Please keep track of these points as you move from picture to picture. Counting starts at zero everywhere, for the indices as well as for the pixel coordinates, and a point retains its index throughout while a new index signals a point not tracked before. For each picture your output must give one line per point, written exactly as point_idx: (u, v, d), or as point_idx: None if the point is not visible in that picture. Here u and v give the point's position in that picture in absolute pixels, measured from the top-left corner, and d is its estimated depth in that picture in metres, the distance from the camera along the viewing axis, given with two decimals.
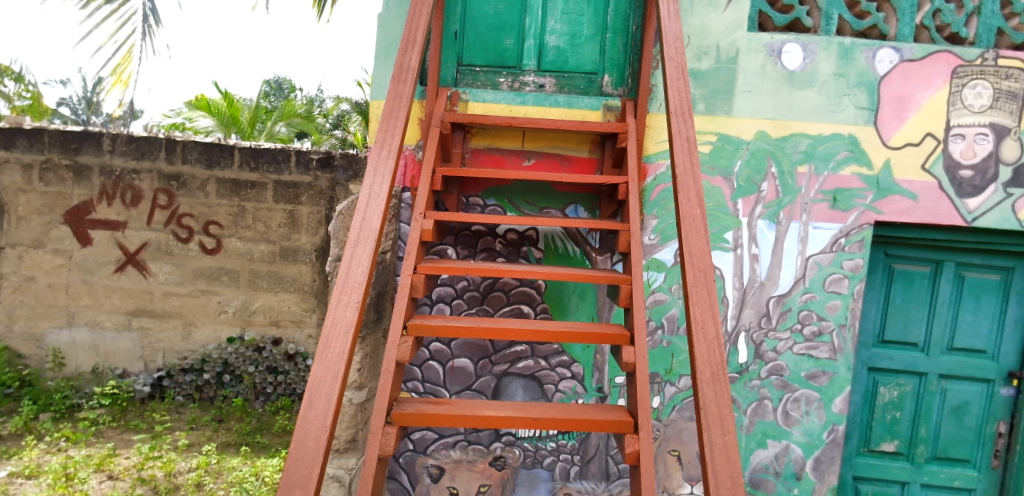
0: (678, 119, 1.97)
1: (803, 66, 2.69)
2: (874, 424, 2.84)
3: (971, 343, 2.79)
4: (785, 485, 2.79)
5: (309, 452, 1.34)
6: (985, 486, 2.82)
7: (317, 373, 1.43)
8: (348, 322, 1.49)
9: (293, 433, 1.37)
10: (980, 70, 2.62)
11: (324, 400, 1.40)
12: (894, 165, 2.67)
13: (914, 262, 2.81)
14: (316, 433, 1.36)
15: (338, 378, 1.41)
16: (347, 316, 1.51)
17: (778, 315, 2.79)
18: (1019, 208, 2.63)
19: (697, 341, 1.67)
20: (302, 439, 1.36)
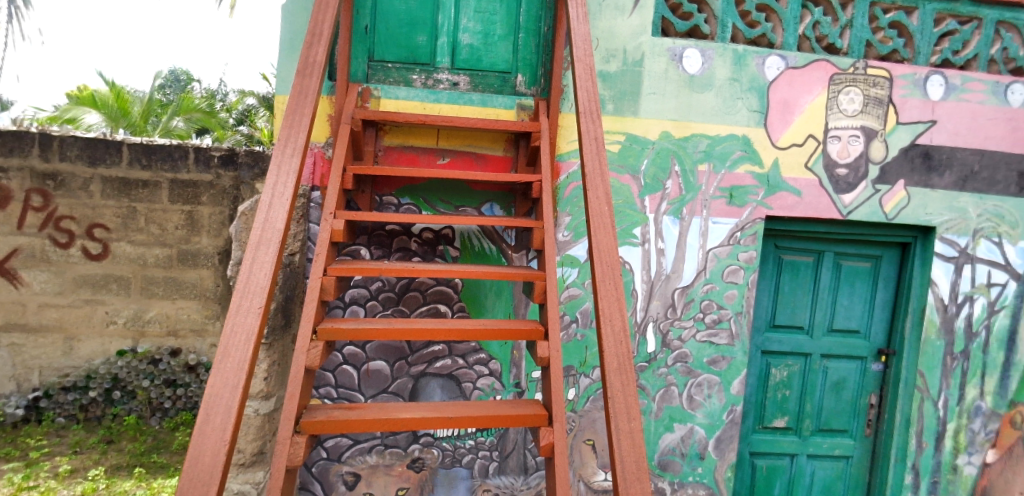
0: (587, 118, 2.02)
1: (702, 71, 2.85)
2: (767, 402, 3.07)
3: (847, 325, 3.08)
4: (690, 465, 2.97)
5: (206, 469, 1.25)
6: (860, 452, 3.13)
7: (214, 385, 1.33)
8: (249, 329, 1.39)
9: (187, 450, 1.27)
10: (852, 79, 2.89)
11: (223, 412, 1.30)
12: (782, 163, 2.89)
13: (799, 253, 3.06)
14: (213, 448, 1.27)
15: (237, 389, 1.32)
16: (247, 323, 1.40)
17: (683, 306, 2.94)
18: (885, 202, 2.92)
19: (605, 333, 1.73)
20: (197, 456, 1.27)
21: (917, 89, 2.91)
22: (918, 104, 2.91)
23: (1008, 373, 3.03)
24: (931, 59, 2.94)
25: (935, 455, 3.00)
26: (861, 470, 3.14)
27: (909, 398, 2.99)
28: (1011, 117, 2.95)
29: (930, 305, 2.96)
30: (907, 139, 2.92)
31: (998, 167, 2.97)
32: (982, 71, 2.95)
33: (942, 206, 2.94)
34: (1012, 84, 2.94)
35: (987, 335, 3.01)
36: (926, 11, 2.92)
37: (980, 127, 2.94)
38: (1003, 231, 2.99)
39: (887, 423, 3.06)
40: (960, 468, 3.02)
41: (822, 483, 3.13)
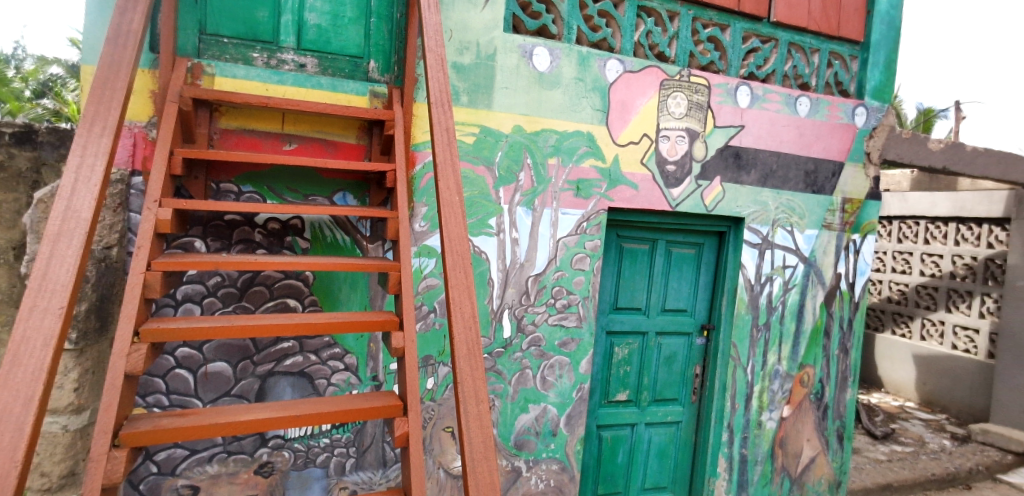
0: (438, 108, 1.97)
1: (550, 69, 3.00)
2: (611, 378, 3.36)
3: (677, 305, 3.45)
4: (543, 442, 3.15)
5: None
6: (688, 417, 3.54)
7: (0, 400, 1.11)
8: (48, 333, 1.19)
9: None
10: (678, 85, 3.23)
11: (14, 429, 1.10)
12: (621, 159, 3.16)
13: (637, 241, 3.36)
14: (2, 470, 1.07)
15: (34, 401, 1.12)
16: (45, 326, 1.20)
17: (536, 292, 3.09)
18: (705, 196, 3.32)
19: (455, 320, 1.70)
20: None
21: (729, 97, 3.33)
22: (730, 110, 3.34)
23: (798, 340, 3.62)
24: (740, 71, 3.39)
25: (745, 413, 3.50)
26: (689, 433, 3.55)
27: (725, 366, 3.44)
28: (799, 125, 3.50)
29: (741, 286, 3.43)
30: (722, 141, 3.33)
31: (790, 166, 3.51)
32: (778, 85, 3.46)
33: (749, 199, 3.42)
34: (801, 97, 3.48)
35: (783, 309, 3.56)
36: (736, 29, 3.35)
37: (777, 132, 3.45)
38: (794, 221, 3.55)
39: (709, 389, 3.51)
40: (764, 423, 3.56)
41: (658, 447, 3.49)
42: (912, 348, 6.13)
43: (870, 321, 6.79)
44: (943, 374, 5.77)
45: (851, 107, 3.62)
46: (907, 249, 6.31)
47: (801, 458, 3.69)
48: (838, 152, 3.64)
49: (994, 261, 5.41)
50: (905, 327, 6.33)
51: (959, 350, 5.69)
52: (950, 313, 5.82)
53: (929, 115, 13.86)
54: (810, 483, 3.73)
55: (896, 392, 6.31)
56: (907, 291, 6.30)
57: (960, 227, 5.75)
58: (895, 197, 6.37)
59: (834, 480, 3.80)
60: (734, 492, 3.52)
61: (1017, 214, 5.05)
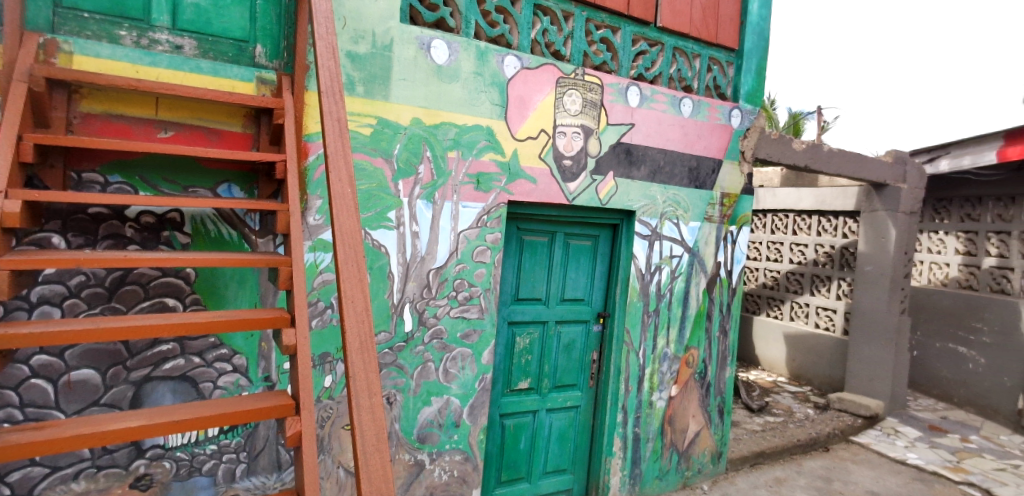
0: (328, 98, 1.79)
1: (448, 62, 3.00)
2: (513, 368, 3.44)
3: (575, 294, 3.60)
4: (446, 434, 3.17)
5: None
6: (586, 401, 3.71)
7: None
8: None
9: None
10: (574, 83, 3.35)
11: None
12: (520, 154, 3.23)
13: (536, 234, 3.46)
14: None
15: None
16: None
17: (437, 285, 3.09)
18: (600, 190, 3.48)
19: (346, 313, 1.55)
20: None
21: (620, 96, 3.51)
22: (622, 109, 3.52)
23: (684, 324, 3.91)
24: (630, 72, 3.57)
25: (637, 395, 3.73)
26: (587, 416, 3.72)
27: (619, 352, 3.64)
28: (683, 125, 3.76)
29: (633, 275, 3.64)
30: (615, 138, 3.51)
31: (676, 163, 3.76)
32: (665, 86, 3.69)
33: (640, 194, 3.62)
34: (684, 99, 3.73)
35: (670, 296, 3.82)
36: (626, 32, 3.52)
37: (664, 131, 3.68)
38: (680, 214, 3.82)
39: (604, 374, 3.70)
40: (654, 403, 3.81)
41: (558, 432, 3.63)
42: (783, 328, 6.80)
43: (749, 305, 7.44)
44: (807, 350, 6.45)
45: (728, 109, 3.94)
46: (779, 239, 6.98)
47: (687, 433, 4.00)
48: (717, 150, 3.95)
49: (848, 250, 6.13)
50: (777, 310, 7.00)
51: (820, 328, 6.39)
52: (813, 296, 6.51)
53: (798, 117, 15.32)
54: (695, 455, 4.06)
55: (770, 368, 6.97)
56: (779, 276, 6.96)
57: (821, 219, 6.44)
58: (769, 192, 7.01)
59: (715, 451, 4.16)
60: (628, 469, 3.74)
61: (866, 207, 5.74)
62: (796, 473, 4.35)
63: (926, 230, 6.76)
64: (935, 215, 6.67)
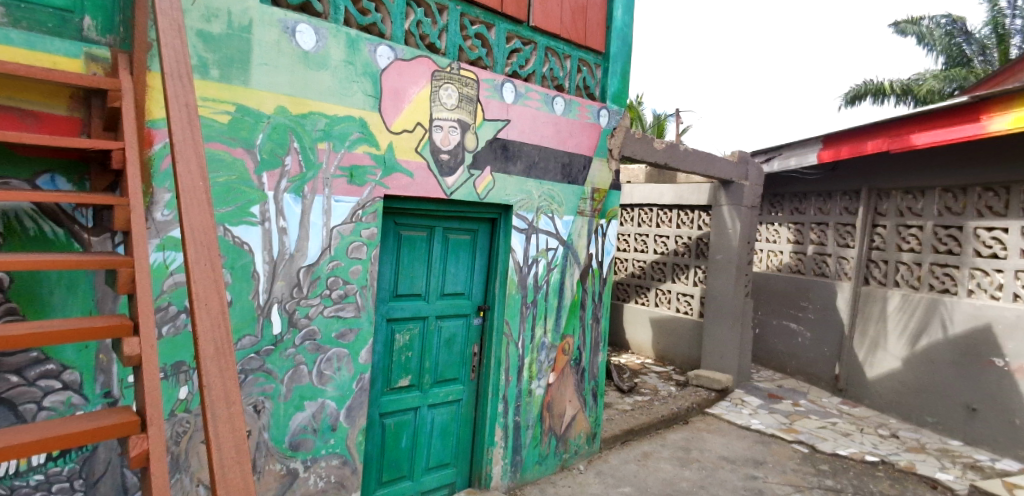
0: (175, 82, 1.47)
1: (315, 48, 2.85)
2: (392, 366, 3.38)
3: (454, 289, 3.61)
4: (322, 439, 3.03)
5: None
6: (468, 394, 3.75)
7: None
8: None
9: None
10: (449, 76, 3.34)
11: None
12: (396, 147, 3.16)
13: (415, 229, 3.42)
14: None
15: None
16: None
17: (308, 284, 2.93)
18: (477, 184, 3.52)
19: (199, 318, 1.26)
20: None
21: (496, 92, 3.56)
22: (497, 105, 3.58)
23: (559, 313, 4.08)
24: (504, 69, 3.64)
25: (517, 384, 3.84)
26: (468, 409, 3.76)
27: (500, 344, 3.72)
28: (556, 122, 3.91)
29: (511, 268, 3.73)
30: (491, 134, 3.56)
31: (549, 159, 3.91)
32: (538, 84, 3.81)
33: (516, 189, 3.72)
34: (556, 97, 3.89)
35: (547, 287, 3.98)
36: (500, 29, 3.58)
37: (538, 128, 3.81)
38: (554, 208, 3.98)
39: (485, 366, 3.76)
40: (533, 391, 3.94)
41: (440, 427, 3.63)
42: (649, 313, 7.36)
43: (619, 293, 7.94)
44: (670, 333, 7.04)
45: (596, 109, 4.17)
46: (645, 231, 7.53)
47: (564, 417, 4.19)
48: (587, 148, 4.17)
49: (702, 240, 6.77)
50: (644, 297, 7.55)
51: (680, 312, 7.00)
52: (674, 283, 7.12)
53: (660, 118, 16.50)
54: (572, 438, 4.27)
55: (638, 352, 7.51)
56: (645, 266, 7.52)
57: (680, 213, 7.06)
58: (637, 188, 7.53)
59: (590, 432, 4.41)
60: (509, 457, 3.83)
61: (714, 202, 6.40)
62: (660, 446, 4.75)
63: (765, 222, 7.68)
64: (771, 209, 7.60)
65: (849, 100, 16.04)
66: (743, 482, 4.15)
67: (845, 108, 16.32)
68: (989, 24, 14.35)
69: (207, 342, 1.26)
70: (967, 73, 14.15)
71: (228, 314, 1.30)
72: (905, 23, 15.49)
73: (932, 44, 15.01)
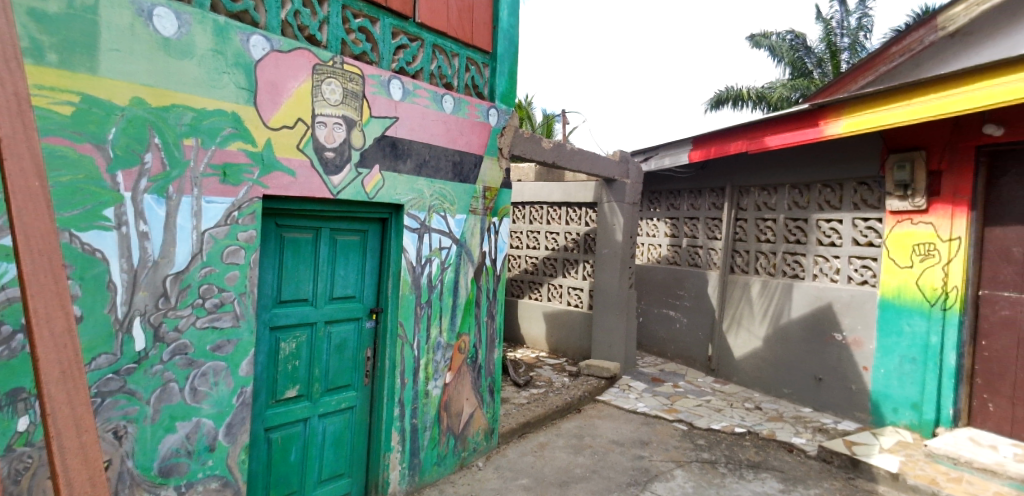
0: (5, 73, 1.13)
1: (177, 35, 2.59)
2: (278, 376, 3.18)
3: (344, 292, 3.48)
4: (198, 461, 2.78)
5: None
6: (361, 400, 3.64)
7: None
8: None
9: None
10: (331, 71, 3.20)
11: None
12: (275, 144, 2.97)
13: (299, 231, 3.24)
14: None
15: None
16: None
17: (177, 293, 2.67)
18: (365, 183, 3.41)
19: (39, 338, 1.02)
20: None
21: (382, 89, 3.47)
22: (384, 102, 3.49)
23: (454, 312, 4.08)
24: (391, 65, 3.56)
25: (413, 386, 3.78)
26: (362, 415, 3.65)
27: (394, 346, 3.65)
28: (446, 121, 3.90)
29: (404, 268, 3.66)
30: (379, 131, 3.46)
31: (440, 157, 3.88)
32: (426, 82, 3.77)
33: (407, 188, 3.66)
34: (445, 95, 3.87)
35: (441, 286, 3.95)
36: (385, 24, 3.48)
37: (427, 126, 3.77)
38: (446, 207, 3.96)
39: (380, 370, 3.67)
40: (430, 392, 3.90)
41: (332, 436, 3.48)
42: (542, 308, 7.58)
43: (513, 289, 8.09)
44: (562, 326, 7.30)
45: (485, 108, 4.22)
46: (536, 228, 7.74)
47: (461, 416, 4.20)
48: (478, 147, 4.19)
49: (589, 236, 7.10)
50: (537, 292, 7.75)
51: (571, 305, 7.29)
52: (565, 278, 7.38)
53: (547, 118, 17.03)
54: (470, 435, 4.28)
55: (533, 346, 7.70)
56: (538, 262, 7.73)
57: (569, 210, 7.34)
58: (527, 186, 7.74)
59: (488, 428, 4.45)
60: (407, 461, 3.77)
61: (600, 199, 6.73)
62: (556, 435, 4.92)
63: (645, 217, 8.21)
64: (650, 205, 8.14)
65: (713, 104, 17.56)
66: (631, 462, 4.40)
67: (710, 111, 17.88)
68: (824, 41, 16.40)
69: (50, 362, 1.04)
70: (808, 83, 16.12)
71: (75, 330, 1.09)
72: (759, 37, 17.30)
73: (781, 57, 16.90)
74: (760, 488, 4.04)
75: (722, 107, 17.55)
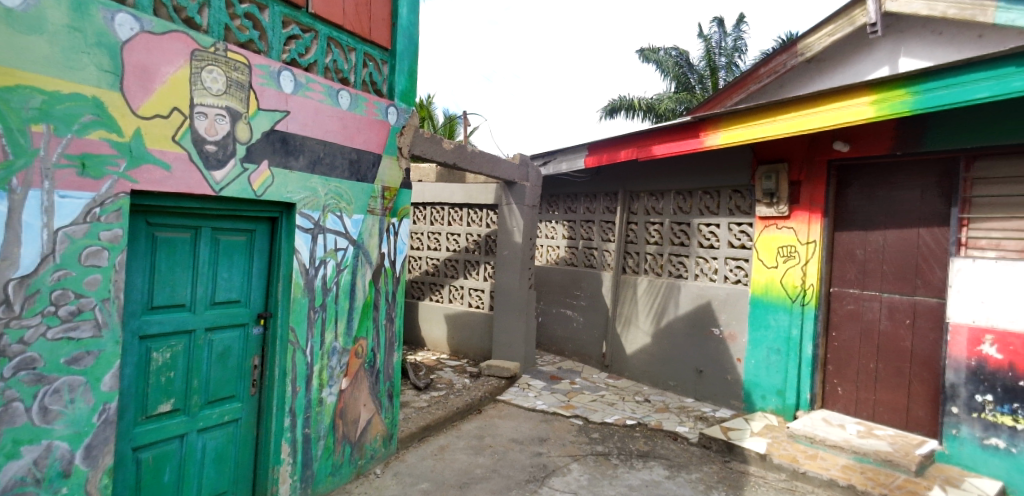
0: None
1: (24, 6, 2.28)
2: (149, 390, 2.90)
3: (227, 296, 3.24)
4: (48, 489, 2.46)
5: None
6: (247, 412, 3.41)
7: None
8: None
9: None
10: (213, 58, 2.97)
11: None
12: (146, 134, 2.71)
13: (173, 230, 2.97)
14: None
15: None
16: None
17: (22, 300, 2.34)
18: (252, 180, 3.20)
19: None
20: None
21: (272, 80, 3.28)
22: (274, 94, 3.29)
23: (351, 315, 3.94)
24: (281, 56, 3.36)
25: (306, 394, 3.60)
26: (248, 428, 3.42)
27: (284, 353, 3.45)
28: (342, 117, 3.76)
29: (296, 270, 3.48)
30: (267, 125, 3.26)
31: (335, 155, 3.74)
32: (320, 76, 3.60)
33: (299, 186, 3.48)
34: (341, 90, 3.73)
35: (336, 289, 3.80)
36: (274, 12, 3.29)
37: (322, 121, 3.61)
38: (342, 206, 3.82)
39: (268, 378, 3.46)
40: (324, 399, 3.74)
41: (213, 452, 3.23)
42: (443, 310, 7.53)
43: (413, 291, 7.98)
44: (463, 327, 7.31)
45: (384, 106, 4.12)
46: (437, 229, 7.69)
47: (358, 422, 4.07)
48: (376, 145, 4.09)
49: (490, 238, 7.17)
50: (438, 294, 7.69)
51: (473, 306, 7.31)
52: (466, 279, 7.39)
53: (449, 119, 16.99)
54: (367, 443, 4.16)
55: (434, 348, 7.64)
56: (439, 264, 7.67)
57: (470, 211, 7.37)
58: (428, 187, 7.68)
59: (386, 434, 4.35)
60: (298, 474, 3.58)
61: (501, 201, 6.82)
62: (456, 437, 4.91)
63: (544, 220, 8.45)
64: (549, 208, 8.39)
65: (608, 112, 18.42)
66: (529, 459, 4.50)
67: (606, 119, 18.73)
68: (704, 59, 17.80)
69: None
70: (690, 97, 17.39)
71: None
72: (648, 51, 18.44)
73: (667, 71, 18.11)
74: (649, 476, 4.28)
75: (616, 115, 18.45)
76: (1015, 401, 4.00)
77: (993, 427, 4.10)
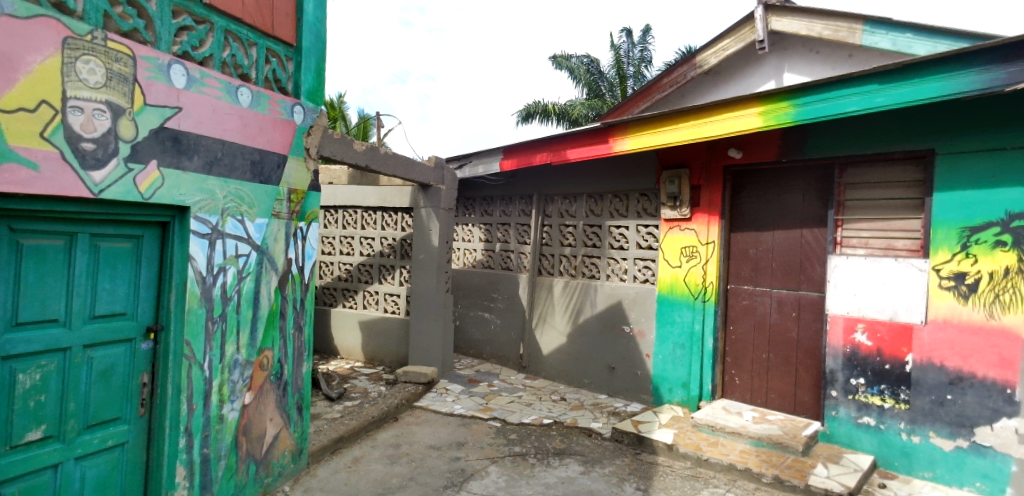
0: None
1: None
2: (13, 416, 2.59)
3: (110, 309, 2.96)
4: None
5: None
6: (136, 434, 3.13)
7: None
8: None
9: None
10: (89, 47, 2.70)
11: None
12: (7, 130, 2.41)
13: (43, 237, 2.67)
14: None
15: None
16: None
17: None
18: (139, 182, 2.94)
19: None
20: None
21: (160, 74, 3.02)
22: (163, 89, 3.03)
23: (255, 325, 3.72)
24: (172, 48, 3.12)
25: (204, 412, 3.36)
26: (136, 452, 3.14)
27: (177, 368, 3.19)
28: (242, 115, 3.54)
29: (191, 279, 3.24)
30: (156, 122, 3.00)
31: (235, 155, 3.52)
32: (217, 70, 3.37)
33: (193, 188, 3.24)
34: (240, 87, 3.51)
35: (238, 298, 3.57)
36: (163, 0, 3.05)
37: (219, 119, 3.38)
38: (244, 210, 3.60)
39: (159, 397, 3.20)
40: (225, 416, 3.50)
41: (95, 481, 2.94)
42: (357, 316, 7.31)
43: (326, 298, 7.69)
44: (379, 333, 7.13)
45: (289, 104, 3.93)
46: (350, 233, 7.46)
47: (264, 439, 3.84)
48: (281, 145, 3.89)
49: (406, 241, 7.03)
50: (352, 300, 7.46)
51: (388, 312, 7.15)
52: (381, 284, 7.22)
53: (361, 119, 16.47)
54: (274, 459, 3.94)
55: (347, 356, 7.40)
56: (352, 269, 7.45)
57: (384, 214, 7.20)
58: (340, 190, 7.44)
59: (295, 448, 4.14)
60: None
61: (417, 204, 6.72)
62: (371, 447, 4.77)
63: (461, 223, 8.43)
64: (466, 211, 8.39)
65: (523, 116, 18.71)
66: (447, 465, 4.46)
67: (522, 123, 19.02)
68: (614, 68, 18.57)
69: None
70: (601, 104, 18.08)
71: None
72: (560, 58, 18.98)
73: (579, 78, 18.71)
74: (565, 473, 4.39)
75: (532, 119, 18.81)
76: (882, 383, 4.48)
77: (866, 407, 4.57)
